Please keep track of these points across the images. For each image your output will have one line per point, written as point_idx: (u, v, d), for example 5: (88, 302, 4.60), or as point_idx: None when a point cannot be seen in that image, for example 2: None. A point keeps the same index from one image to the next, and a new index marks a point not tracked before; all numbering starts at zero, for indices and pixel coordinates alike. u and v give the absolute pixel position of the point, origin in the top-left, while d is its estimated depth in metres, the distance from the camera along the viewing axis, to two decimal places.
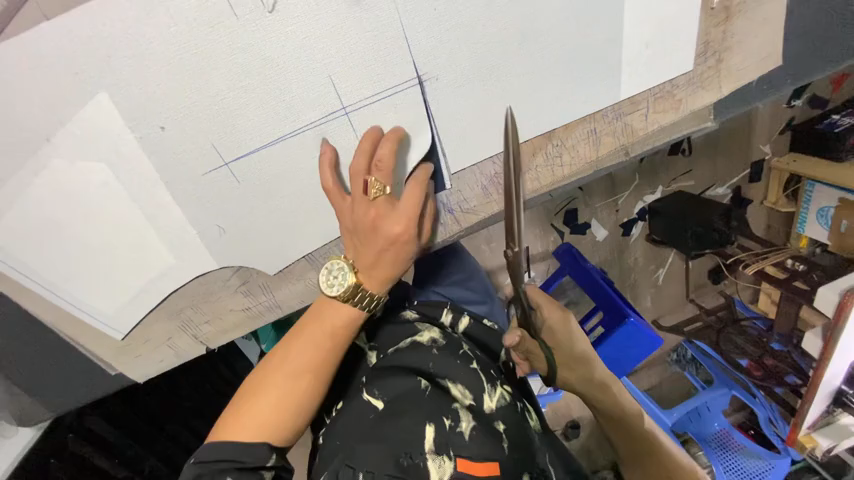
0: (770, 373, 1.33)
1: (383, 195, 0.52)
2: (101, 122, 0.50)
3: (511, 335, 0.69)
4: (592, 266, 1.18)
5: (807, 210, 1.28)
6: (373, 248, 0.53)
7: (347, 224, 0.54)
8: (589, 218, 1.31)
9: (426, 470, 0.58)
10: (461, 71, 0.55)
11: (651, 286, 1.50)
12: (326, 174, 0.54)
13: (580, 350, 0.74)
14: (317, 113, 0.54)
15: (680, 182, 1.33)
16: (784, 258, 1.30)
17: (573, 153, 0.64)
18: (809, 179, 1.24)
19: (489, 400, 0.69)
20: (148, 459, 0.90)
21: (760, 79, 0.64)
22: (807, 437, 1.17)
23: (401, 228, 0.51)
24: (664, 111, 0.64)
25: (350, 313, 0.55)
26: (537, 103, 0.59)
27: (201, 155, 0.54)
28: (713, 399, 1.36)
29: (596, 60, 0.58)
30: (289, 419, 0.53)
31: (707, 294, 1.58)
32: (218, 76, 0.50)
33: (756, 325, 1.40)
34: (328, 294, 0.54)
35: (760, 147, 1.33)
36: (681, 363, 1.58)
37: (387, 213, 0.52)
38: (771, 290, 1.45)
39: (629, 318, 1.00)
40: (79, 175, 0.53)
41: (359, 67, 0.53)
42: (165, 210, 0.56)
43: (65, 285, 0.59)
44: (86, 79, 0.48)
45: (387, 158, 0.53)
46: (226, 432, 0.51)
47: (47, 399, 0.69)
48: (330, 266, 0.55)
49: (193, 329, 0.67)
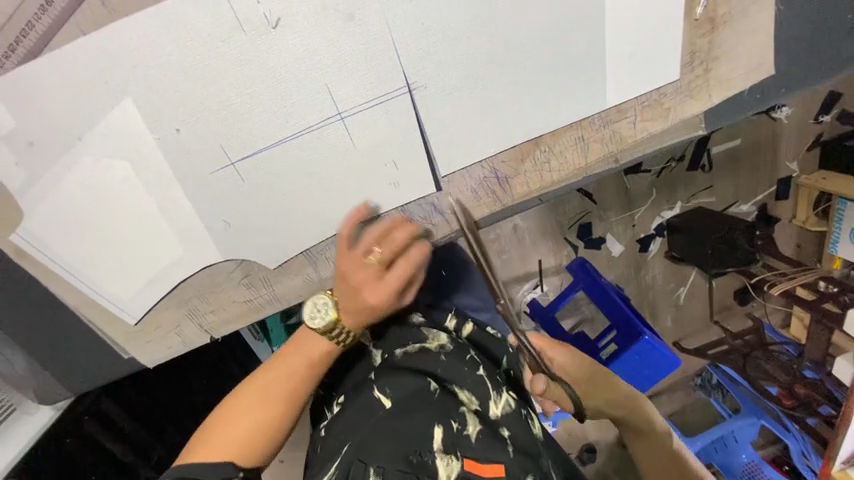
0: (803, 403, 1.26)
1: (380, 268, 0.58)
2: (125, 125, 0.57)
3: (536, 383, 0.67)
4: (605, 281, 1.19)
5: (839, 229, 1.24)
6: (355, 303, 0.60)
7: (339, 273, 0.59)
8: (604, 233, 1.29)
9: (435, 469, 0.62)
10: (450, 80, 0.59)
11: (671, 306, 1.45)
12: (346, 225, 0.59)
13: (589, 372, 0.73)
14: (315, 118, 0.59)
15: (700, 198, 1.30)
16: (813, 279, 1.25)
17: (561, 160, 0.66)
18: (840, 197, 1.21)
19: (494, 406, 0.69)
20: (156, 448, 0.93)
21: (752, 88, 0.65)
22: (841, 473, 1.10)
23: (378, 301, 0.58)
24: (653, 119, 0.65)
25: (328, 348, 0.62)
26: (523, 112, 0.62)
27: (211, 155, 0.59)
28: (740, 428, 1.31)
29: (581, 70, 0.61)
30: (256, 442, 0.59)
31: (734, 317, 1.51)
32: (228, 84, 0.56)
33: (786, 352, 1.36)
34: (310, 325, 0.61)
35: (788, 165, 1.29)
36: (706, 389, 1.49)
37: (374, 284, 0.58)
38: (804, 314, 1.40)
39: (645, 336, 1.03)
40: (105, 170, 0.59)
41: (353, 76, 0.57)
42: (177, 204, 0.62)
43: (86, 272, 0.65)
44: (113, 86, 0.55)
45: (394, 244, 0.57)
46: (194, 453, 0.57)
47: (68, 377, 0.75)
48: (316, 299, 0.61)
49: (199, 317, 0.72)
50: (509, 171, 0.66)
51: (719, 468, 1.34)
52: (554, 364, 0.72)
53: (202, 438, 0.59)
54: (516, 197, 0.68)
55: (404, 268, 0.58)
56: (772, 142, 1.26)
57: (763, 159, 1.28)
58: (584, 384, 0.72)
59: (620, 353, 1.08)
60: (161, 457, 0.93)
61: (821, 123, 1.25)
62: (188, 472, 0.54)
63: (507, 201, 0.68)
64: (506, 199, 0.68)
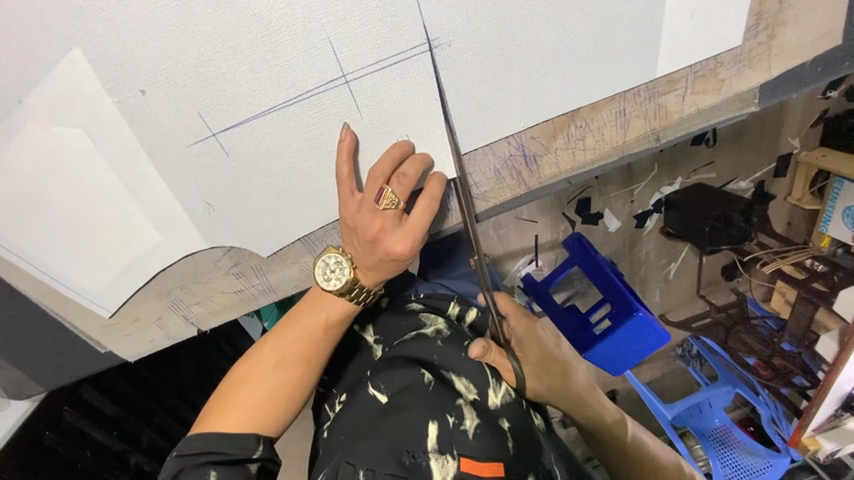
0: (778, 374, 1.26)
1: (393, 210, 0.51)
2: (77, 84, 0.46)
3: (474, 347, 0.62)
4: (601, 257, 1.08)
5: (832, 208, 1.17)
6: (374, 256, 0.53)
7: (348, 222, 0.52)
8: (602, 208, 1.22)
9: (428, 470, 0.57)
10: (476, 35, 0.49)
11: (662, 281, 1.41)
12: (342, 162, 0.51)
13: (547, 356, 0.69)
14: (313, 81, 0.49)
15: (701, 174, 1.23)
16: (804, 257, 1.21)
17: (597, 137, 0.58)
18: (838, 176, 1.13)
19: (494, 395, 0.63)
20: (144, 432, 0.87)
21: (815, 60, 0.56)
22: (810, 440, 1.16)
23: (404, 248, 0.51)
24: (703, 93, 0.57)
25: (346, 310, 0.58)
26: (561, 79, 0.53)
27: (186, 124, 0.49)
28: (715, 396, 1.29)
29: (632, 30, 0.52)
30: (278, 411, 0.57)
31: (719, 291, 1.47)
32: (204, 36, 0.45)
33: (765, 325, 1.33)
34: (324, 288, 0.56)
35: (789, 140, 1.21)
36: (686, 358, 1.50)
37: (392, 230, 0.51)
38: (786, 289, 1.32)
39: (639, 313, 0.94)
40: (56, 140, 0.48)
41: (362, 29, 0.47)
42: (149, 183, 0.52)
43: (44, 259, 0.56)
44: (56, 32, 0.43)
45: (411, 174, 0.51)
46: (209, 425, 0.55)
47: (39, 371, 0.67)
48: (327, 259, 0.55)
49: (182, 309, 0.64)
50: (539, 148, 0.57)
51: (691, 430, 1.35)
52: (512, 332, 0.69)
53: (217, 408, 0.56)
54: (544, 179, 0.59)
55: (424, 205, 0.52)
56: (777, 117, 1.18)
57: (767, 135, 1.20)
58: (536, 370, 0.68)
59: (612, 331, 0.99)
60: (152, 441, 0.88)
61: (828, 99, 1.15)
62: (205, 447, 0.54)
63: (533, 183, 0.60)
64: (532, 181, 0.60)
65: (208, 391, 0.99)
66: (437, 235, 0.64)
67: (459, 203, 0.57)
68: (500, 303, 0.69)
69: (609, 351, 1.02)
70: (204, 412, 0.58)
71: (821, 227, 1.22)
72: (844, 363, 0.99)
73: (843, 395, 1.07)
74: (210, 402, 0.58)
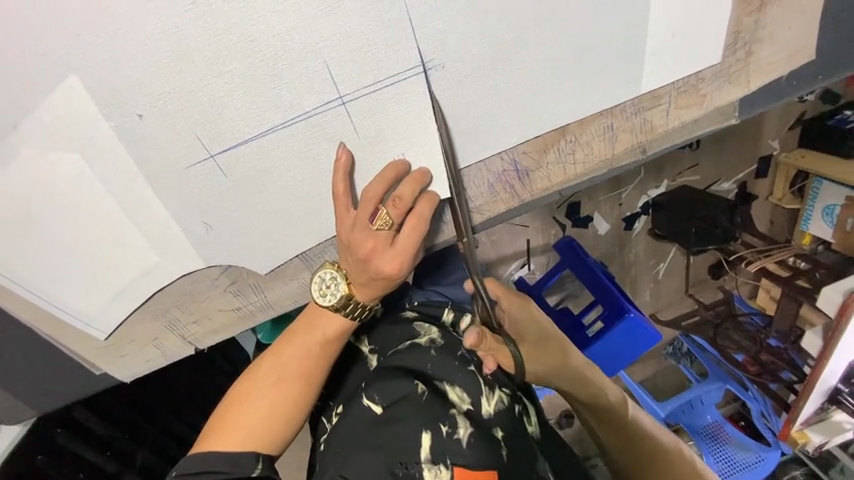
0: (766, 369, 1.30)
1: (386, 230, 0.52)
2: (73, 106, 0.46)
3: (469, 335, 0.56)
4: (591, 259, 1.11)
5: (812, 207, 1.21)
6: (366, 273, 0.54)
7: (343, 239, 0.53)
8: (591, 212, 1.25)
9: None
10: (470, 56, 0.51)
11: (651, 281, 1.44)
12: (338, 179, 0.52)
13: (543, 337, 0.70)
14: (310, 102, 0.49)
15: (685, 177, 1.26)
16: (786, 256, 1.25)
17: (587, 150, 0.59)
18: (818, 176, 1.17)
19: (486, 403, 0.64)
20: (139, 451, 0.85)
21: (789, 75, 0.59)
22: (799, 434, 1.19)
23: (394, 268, 0.52)
24: (687, 107, 0.59)
25: (342, 327, 0.58)
26: (551, 98, 0.55)
27: (183, 146, 0.50)
28: (707, 393, 1.30)
29: (618, 51, 0.54)
30: (280, 427, 0.58)
31: (707, 290, 1.51)
32: (201, 61, 0.46)
33: (753, 322, 1.40)
34: (320, 303, 0.57)
35: (769, 143, 1.26)
36: (676, 356, 1.47)
37: (383, 250, 0.52)
38: (771, 286, 1.35)
39: (630, 314, 0.97)
40: (51, 166, 0.49)
41: (357, 52, 0.48)
42: (147, 205, 0.52)
43: (36, 281, 0.55)
44: (52, 60, 0.43)
45: (405, 195, 0.52)
46: (209, 443, 0.55)
47: (29, 397, 0.65)
48: (323, 275, 0.56)
49: (180, 328, 0.64)
50: (531, 163, 0.59)
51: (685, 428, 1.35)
52: (503, 314, 0.67)
53: (218, 424, 0.57)
54: (535, 192, 0.61)
55: (414, 227, 0.53)
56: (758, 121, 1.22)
57: (746, 140, 1.24)
58: (528, 356, 0.68)
59: (606, 331, 1.01)
60: (147, 460, 0.87)
61: (805, 102, 1.20)
62: (204, 467, 0.53)
63: (526, 196, 0.61)
64: (525, 193, 0.61)
65: (204, 405, 0.98)
66: (431, 248, 0.65)
67: (457, 225, 0.56)
68: (490, 289, 0.65)
69: (604, 351, 1.04)
70: (203, 432, 0.58)
71: (802, 225, 1.26)
72: (831, 357, 1.01)
73: (830, 388, 1.09)
74: (210, 421, 0.58)
